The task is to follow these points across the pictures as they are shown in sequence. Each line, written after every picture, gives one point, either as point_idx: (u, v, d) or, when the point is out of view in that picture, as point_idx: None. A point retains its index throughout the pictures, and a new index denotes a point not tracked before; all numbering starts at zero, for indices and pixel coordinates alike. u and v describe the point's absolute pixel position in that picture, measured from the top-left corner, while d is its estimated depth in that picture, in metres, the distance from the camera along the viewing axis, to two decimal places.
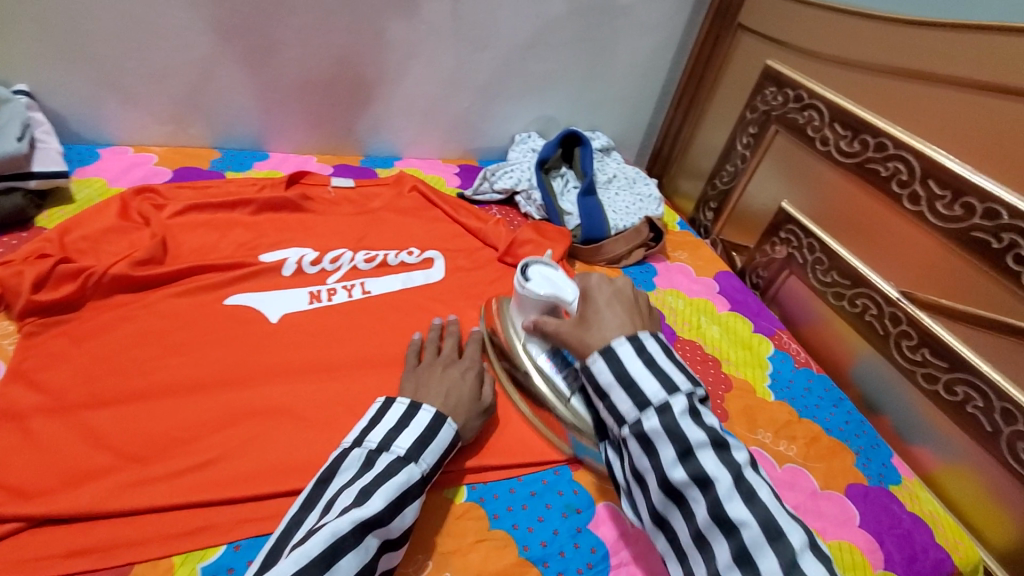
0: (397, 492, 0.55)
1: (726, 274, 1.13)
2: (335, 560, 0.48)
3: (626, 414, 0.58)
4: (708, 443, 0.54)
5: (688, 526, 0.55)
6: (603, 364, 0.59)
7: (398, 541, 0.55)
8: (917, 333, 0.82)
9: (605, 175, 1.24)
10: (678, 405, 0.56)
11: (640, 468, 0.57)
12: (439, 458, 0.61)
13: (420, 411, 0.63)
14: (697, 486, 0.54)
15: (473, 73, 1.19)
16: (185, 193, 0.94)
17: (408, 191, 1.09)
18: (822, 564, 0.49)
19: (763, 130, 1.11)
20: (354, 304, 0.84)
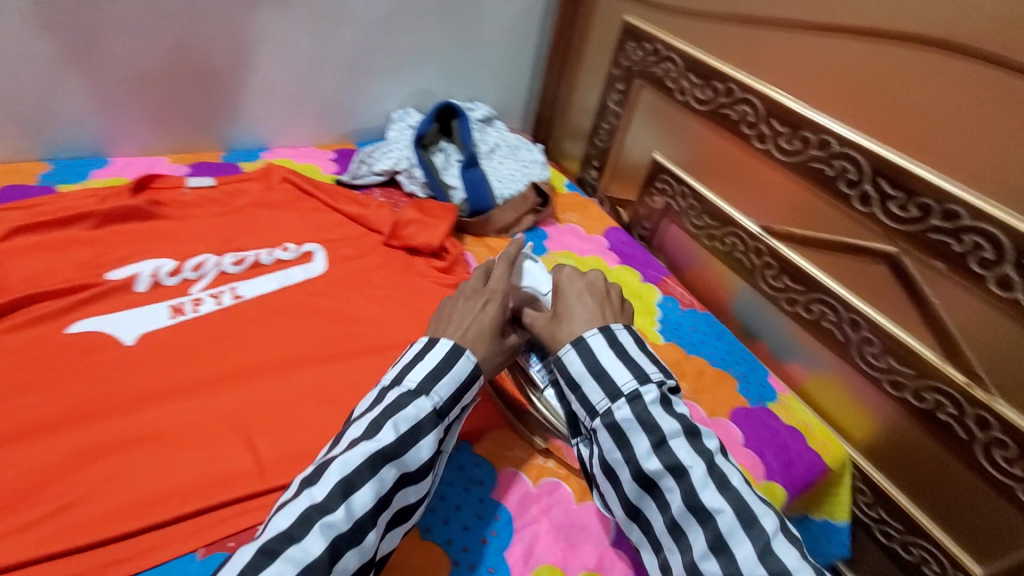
0: (408, 428, 0.57)
1: (613, 230, 1.16)
2: (350, 492, 0.52)
3: (598, 405, 0.60)
4: (682, 432, 0.57)
5: (662, 515, 0.57)
6: (574, 353, 0.62)
7: (421, 475, 0.58)
8: (777, 263, 0.89)
9: (486, 144, 1.21)
10: (650, 395, 0.59)
11: (610, 461, 0.59)
12: (460, 387, 0.62)
13: (437, 344, 0.63)
14: (672, 476, 0.56)
15: (334, 51, 1.13)
16: (7, 214, 0.82)
17: (278, 183, 1.02)
18: (794, 545, 0.52)
19: (629, 86, 1.14)
20: (225, 311, 0.79)
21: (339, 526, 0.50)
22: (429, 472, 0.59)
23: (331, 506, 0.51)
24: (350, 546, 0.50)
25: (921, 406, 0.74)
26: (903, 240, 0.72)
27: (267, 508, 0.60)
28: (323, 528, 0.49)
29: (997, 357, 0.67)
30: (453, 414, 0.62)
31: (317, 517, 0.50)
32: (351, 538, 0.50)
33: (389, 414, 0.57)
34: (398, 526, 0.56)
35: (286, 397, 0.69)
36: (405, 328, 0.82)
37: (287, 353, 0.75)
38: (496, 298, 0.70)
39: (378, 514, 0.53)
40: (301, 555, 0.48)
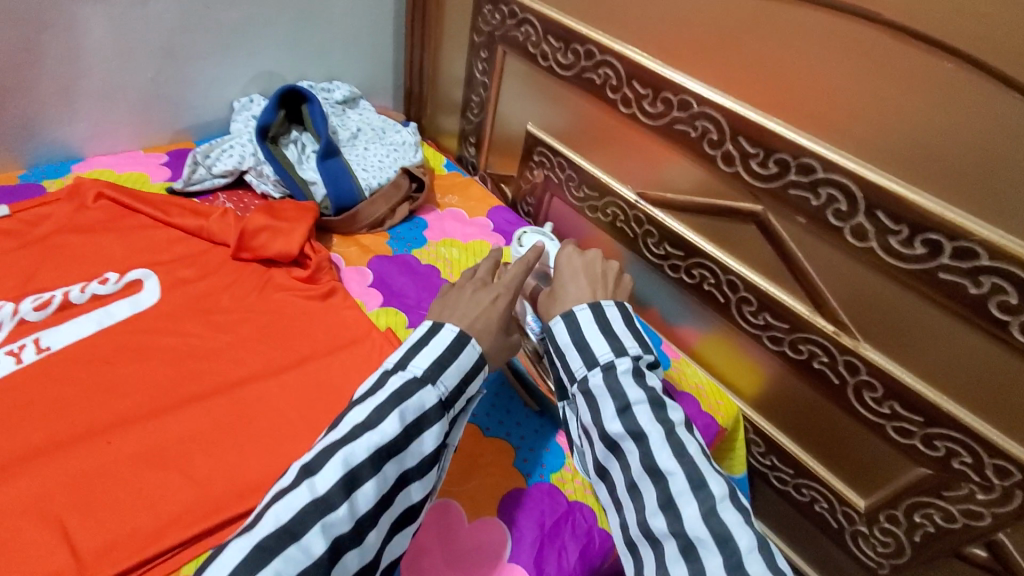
0: (415, 419, 0.55)
1: (497, 209, 1.10)
2: (353, 488, 0.49)
3: (576, 371, 0.63)
4: (646, 400, 0.58)
5: (623, 473, 0.57)
6: (562, 324, 0.66)
7: (426, 469, 0.55)
8: (657, 231, 0.87)
9: (347, 130, 1.09)
10: (623, 365, 0.61)
11: (585, 423, 0.61)
12: (466, 376, 0.60)
13: (442, 330, 0.61)
14: (635, 440, 0.57)
15: (141, 36, 0.95)
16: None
17: (93, 200, 0.86)
18: (739, 512, 0.52)
19: (493, 54, 1.06)
20: (27, 372, 0.65)
21: (341, 527, 0.48)
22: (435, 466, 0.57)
23: (332, 505, 0.48)
24: (350, 548, 0.48)
25: (798, 358, 0.76)
26: (766, 198, 0.72)
27: None
28: (325, 528, 0.47)
29: (861, 305, 0.68)
30: (459, 403, 0.60)
31: (315, 516, 0.47)
32: (349, 541, 0.48)
33: (397, 402, 0.55)
34: (406, 525, 0.54)
35: (106, 465, 0.59)
36: (260, 359, 0.73)
37: (110, 412, 0.63)
38: (512, 284, 0.69)
39: (379, 513, 0.51)
40: (301, 555, 0.45)
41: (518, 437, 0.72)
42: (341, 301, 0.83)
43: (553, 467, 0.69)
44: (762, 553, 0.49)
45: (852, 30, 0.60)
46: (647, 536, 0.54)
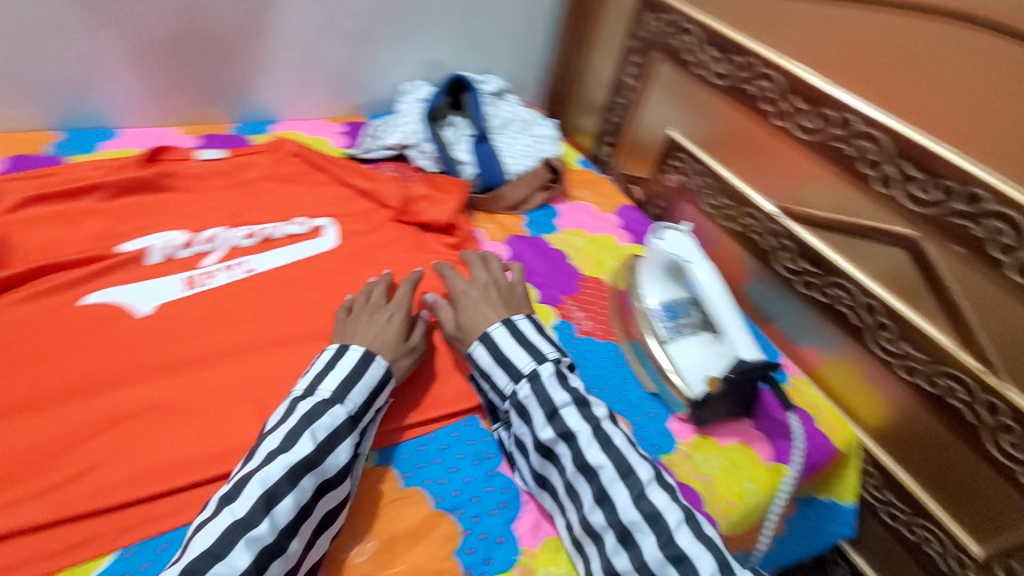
0: (328, 434, 0.58)
1: (627, 208, 1.14)
2: (272, 504, 0.52)
3: (504, 387, 0.67)
4: (571, 402, 0.64)
5: (560, 475, 0.63)
6: (479, 347, 0.69)
7: (341, 480, 0.58)
8: (794, 245, 0.87)
9: (497, 119, 1.17)
10: (546, 371, 0.66)
11: (520, 433, 0.66)
12: (372, 392, 0.63)
13: (348, 352, 0.65)
14: (564, 441, 0.63)
15: (340, 21, 1.10)
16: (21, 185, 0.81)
17: (288, 157, 1.01)
18: (665, 490, 0.60)
19: (646, 59, 1.10)
20: (239, 284, 0.79)
21: (263, 540, 0.50)
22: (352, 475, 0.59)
23: (256, 519, 0.51)
24: (275, 557, 0.51)
25: (933, 392, 0.74)
26: (923, 224, 0.71)
27: None
28: (248, 542, 0.50)
29: (1013, 345, 0.65)
30: (369, 417, 0.64)
31: (242, 533, 0.50)
32: (274, 550, 0.51)
33: (308, 422, 0.58)
34: (334, 524, 0.57)
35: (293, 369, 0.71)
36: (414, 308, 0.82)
37: (297, 328, 0.76)
38: (403, 303, 0.73)
39: (302, 520, 0.53)
40: (227, 571, 0.48)
41: (635, 415, 0.78)
42: None
43: (664, 449, 0.74)
44: (688, 523, 0.57)
45: (1008, 52, 0.62)
46: (590, 532, 0.60)
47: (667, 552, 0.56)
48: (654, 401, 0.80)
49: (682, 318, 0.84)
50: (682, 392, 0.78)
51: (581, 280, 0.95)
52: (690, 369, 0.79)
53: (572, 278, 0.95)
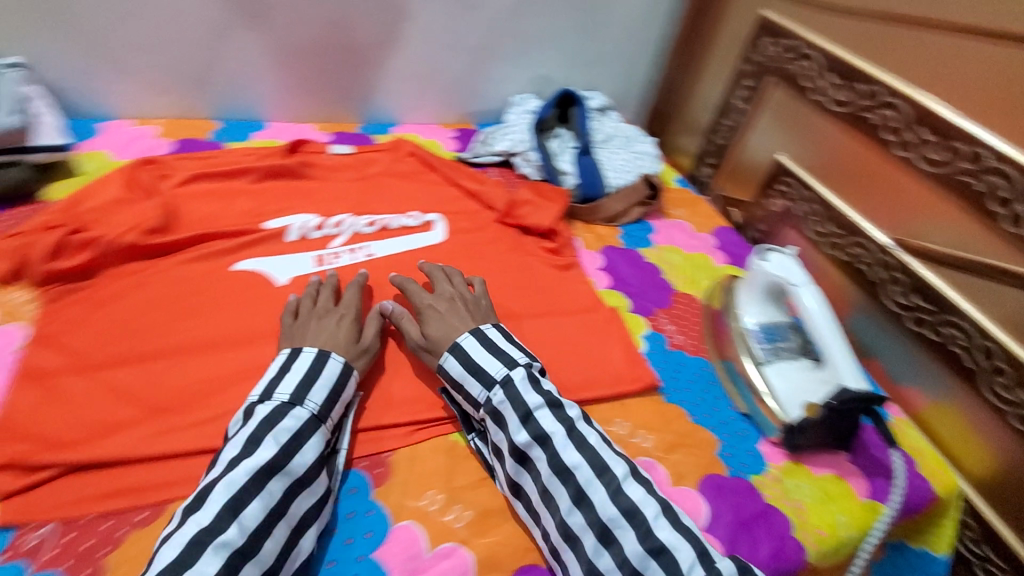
0: (292, 435, 0.56)
1: (724, 229, 1.14)
2: (238, 509, 0.50)
3: (477, 396, 0.64)
4: (545, 404, 0.62)
5: (535, 483, 0.59)
6: (450, 355, 0.66)
7: (313, 478, 0.56)
8: (907, 279, 0.84)
9: (601, 133, 1.21)
10: (518, 374, 0.64)
11: (495, 442, 0.63)
12: (334, 390, 0.62)
13: (301, 355, 0.63)
14: (539, 444, 0.60)
15: (463, 35, 1.15)
16: (186, 164, 0.93)
17: (406, 156, 1.10)
18: (641, 484, 0.58)
19: (760, 83, 1.10)
20: (359, 266, 0.86)
21: (233, 545, 0.48)
22: (324, 473, 0.58)
23: (224, 524, 0.49)
24: (247, 560, 0.48)
25: None
26: None
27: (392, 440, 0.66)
28: (218, 548, 0.47)
29: None
30: (335, 417, 0.62)
31: (210, 540, 0.48)
32: (246, 553, 0.48)
33: (268, 425, 0.56)
34: (315, 524, 0.55)
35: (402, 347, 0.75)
36: (510, 303, 0.86)
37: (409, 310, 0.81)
38: (350, 306, 0.72)
39: (273, 523, 0.51)
40: None
41: (723, 432, 0.78)
42: (576, 275, 0.94)
43: (753, 469, 0.74)
44: (667, 515, 0.55)
45: None
46: (567, 536, 0.56)
47: (647, 545, 0.53)
48: (746, 422, 0.80)
49: (781, 342, 0.84)
50: (777, 416, 0.77)
51: (674, 296, 0.96)
52: (787, 393, 0.78)
53: (664, 292, 0.96)
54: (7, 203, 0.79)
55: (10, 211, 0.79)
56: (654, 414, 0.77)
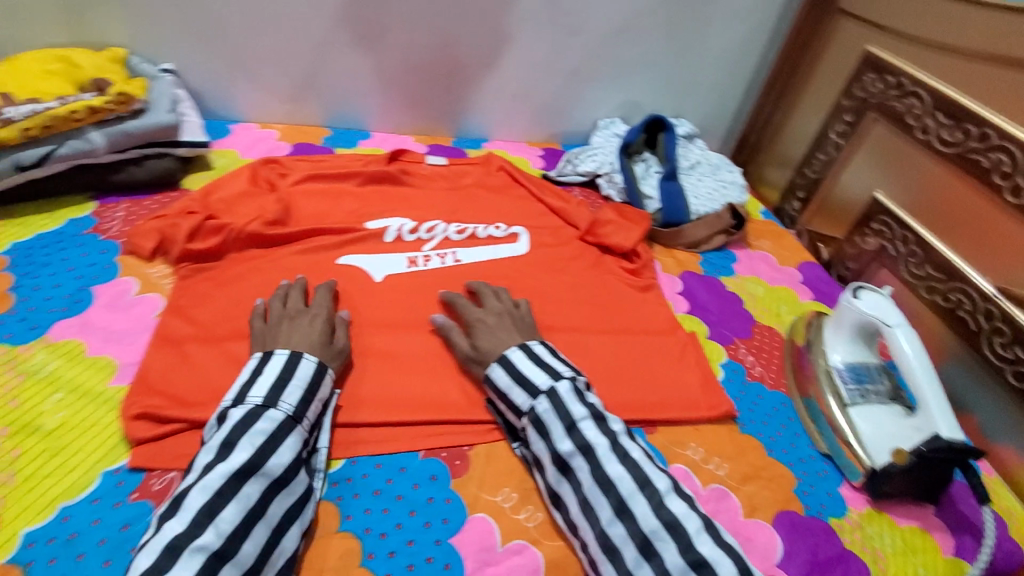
0: (268, 437, 0.56)
1: (810, 265, 1.11)
2: (214, 513, 0.50)
3: (522, 404, 0.65)
4: (589, 416, 0.62)
5: (575, 493, 0.60)
6: (497, 367, 0.68)
7: (290, 479, 0.56)
8: (1010, 331, 0.79)
9: (687, 160, 1.21)
10: (563, 387, 0.64)
11: (537, 451, 0.64)
12: (308, 390, 0.62)
13: (273, 358, 0.63)
14: (583, 455, 0.60)
15: (560, 59, 1.19)
16: (302, 165, 1.02)
17: (495, 171, 1.14)
18: (684, 500, 0.57)
19: (860, 119, 1.07)
20: (447, 270, 0.91)
21: (210, 548, 0.49)
22: (302, 472, 0.58)
23: (200, 528, 0.49)
24: (224, 562, 0.49)
25: None
26: None
27: (471, 435, 0.69)
28: (193, 552, 0.48)
29: None
30: (312, 416, 0.62)
31: (186, 544, 0.48)
32: (224, 555, 0.49)
33: (242, 428, 0.56)
34: (296, 523, 0.55)
35: None
36: (588, 318, 0.88)
37: None
38: (321, 308, 0.73)
39: (252, 524, 0.52)
40: None
41: (801, 470, 0.75)
42: (655, 297, 0.95)
43: (832, 512, 0.72)
44: (709, 532, 0.54)
45: None
46: (607, 548, 0.56)
47: (689, 558, 0.53)
48: (826, 463, 0.77)
49: (869, 384, 0.81)
50: (860, 460, 0.74)
51: (754, 327, 0.95)
52: (875, 438, 0.75)
53: (745, 322, 0.95)
54: (154, 189, 0.90)
55: (157, 196, 0.90)
56: (729, 443, 0.76)
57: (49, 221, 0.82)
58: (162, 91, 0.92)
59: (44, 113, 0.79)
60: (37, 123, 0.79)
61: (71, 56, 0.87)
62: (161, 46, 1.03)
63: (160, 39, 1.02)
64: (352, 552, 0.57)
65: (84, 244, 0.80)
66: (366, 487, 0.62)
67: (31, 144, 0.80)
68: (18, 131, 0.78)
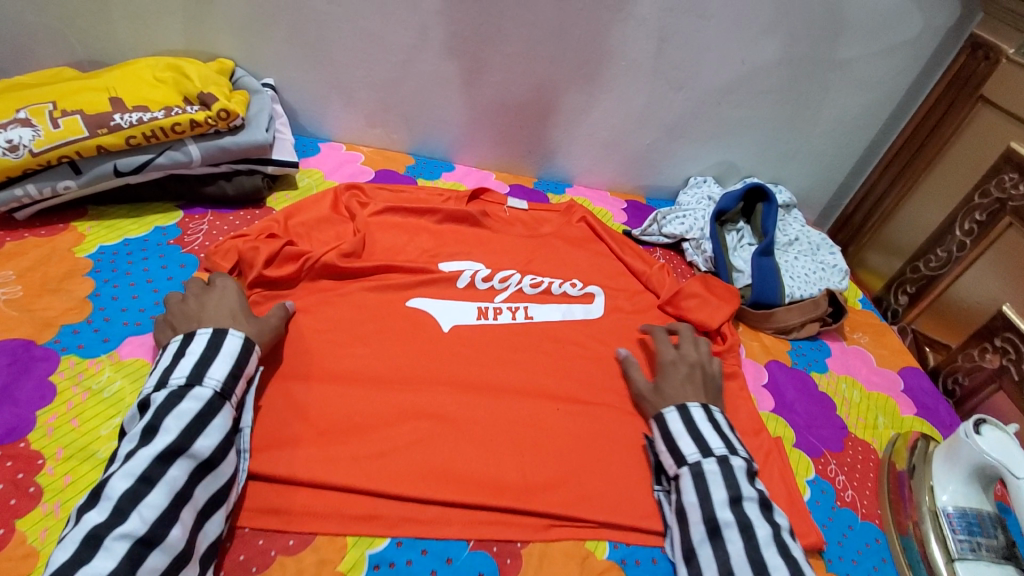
0: (195, 417, 0.56)
1: (914, 371, 0.99)
2: (137, 500, 0.50)
3: (688, 455, 0.65)
4: (757, 500, 0.61)
5: (716, 561, 0.58)
6: (676, 414, 0.70)
7: (218, 461, 0.56)
8: None
9: (785, 235, 1.12)
10: (737, 462, 0.64)
11: (685, 504, 0.63)
12: (235, 363, 0.62)
13: (196, 337, 0.62)
14: (740, 530, 0.59)
15: (661, 112, 1.13)
16: (383, 194, 0.99)
17: (577, 221, 1.06)
18: None
19: (994, 221, 0.95)
20: (517, 327, 0.85)
21: (135, 533, 0.49)
22: (231, 453, 0.58)
23: (123, 515, 0.49)
24: (151, 549, 0.49)
25: None
26: None
27: (524, 528, 0.63)
28: (117, 539, 0.48)
29: None
30: (239, 393, 0.62)
31: (108, 533, 0.48)
32: (149, 542, 0.49)
33: (166, 409, 0.55)
34: (222, 507, 0.56)
35: (551, 428, 0.72)
36: None
37: (559, 388, 0.78)
38: (228, 279, 0.72)
39: (179, 507, 0.52)
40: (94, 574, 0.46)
41: None
42: (739, 388, 0.86)
43: None
44: None
45: None
46: None
47: None
48: None
49: (983, 537, 0.70)
50: None
51: (847, 440, 0.85)
52: None
53: (837, 432, 0.85)
54: (240, 204, 0.90)
55: (241, 212, 0.89)
56: None
57: (137, 226, 0.82)
58: (261, 107, 0.92)
59: (149, 123, 0.80)
60: (141, 132, 0.80)
61: (182, 66, 0.88)
62: (267, 61, 1.04)
63: (264, 55, 1.03)
64: None
65: (165, 254, 0.79)
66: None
67: (132, 152, 0.81)
68: (123, 138, 0.79)
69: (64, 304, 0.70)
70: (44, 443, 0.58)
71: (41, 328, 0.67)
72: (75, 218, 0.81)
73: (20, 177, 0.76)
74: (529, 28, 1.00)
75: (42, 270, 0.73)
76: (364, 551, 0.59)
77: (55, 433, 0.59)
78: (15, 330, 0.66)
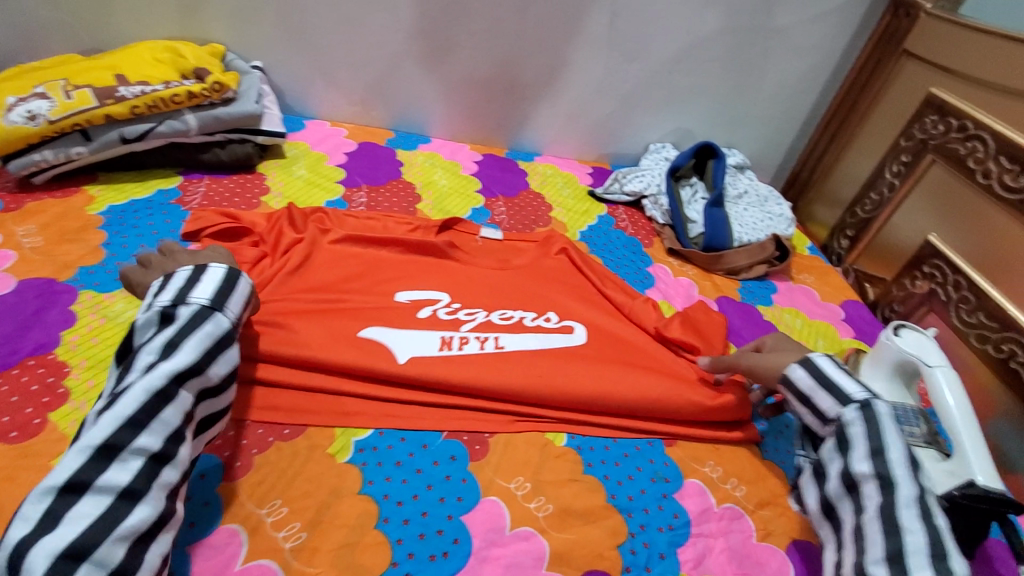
0: (213, 343, 0.58)
1: (854, 303, 1.09)
2: (155, 413, 0.52)
3: (827, 410, 0.67)
4: (903, 455, 0.60)
5: (853, 516, 0.61)
6: (800, 369, 0.70)
7: (222, 389, 0.59)
8: (975, 299, 0.92)
9: (735, 190, 1.22)
10: (883, 409, 0.63)
11: (829, 458, 0.65)
12: (246, 305, 0.64)
13: (211, 270, 0.63)
14: (878, 484, 0.60)
15: (620, 81, 1.22)
16: (350, 222, 0.93)
17: (556, 253, 0.95)
18: None
19: (917, 159, 1.06)
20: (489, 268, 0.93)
21: (148, 449, 0.51)
22: (232, 384, 0.61)
23: (140, 428, 0.51)
24: (164, 464, 0.52)
25: None
26: None
27: (492, 421, 0.72)
28: (133, 451, 0.50)
29: None
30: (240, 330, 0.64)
31: (127, 444, 0.50)
32: (163, 459, 0.51)
33: (189, 328, 0.57)
34: (209, 431, 0.59)
35: None
36: None
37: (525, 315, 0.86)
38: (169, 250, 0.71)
39: (186, 427, 0.55)
40: (111, 482, 0.48)
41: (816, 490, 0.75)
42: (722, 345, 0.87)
43: None
44: None
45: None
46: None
47: None
48: None
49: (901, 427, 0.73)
50: None
51: None
52: None
53: None
54: (233, 171, 1.00)
55: (234, 177, 0.98)
56: (749, 467, 0.76)
57: (141, 189, 0.91)
58: (249, 86, 0.99)
59: (151, 95, 0.89)
60: (144, 102, 0.89)
61: (178, 48, 0.97)
62: (253, 45, 1.13)
63: (250, 39, 1.12)
64: (369, 514, 0.61)
65: (168, 212, 0.88)
66: (390, 457, 0.66)
67: (135, 120, 0.90)
68: (127, 108, 0.88)
69: (81, 251, 0.79)
70: (70, 355, 0.67)
71: (61, 269, 0.76)
72: (87, 182, 0.90)
73: (38, 144, 0.85)
74: (493, 8, 1.10)
75: (59, 224, 0.82)
76: (350, 438, 0.67)
77: (79, 347, 0.68)
78: (37, 271, 0.75)
